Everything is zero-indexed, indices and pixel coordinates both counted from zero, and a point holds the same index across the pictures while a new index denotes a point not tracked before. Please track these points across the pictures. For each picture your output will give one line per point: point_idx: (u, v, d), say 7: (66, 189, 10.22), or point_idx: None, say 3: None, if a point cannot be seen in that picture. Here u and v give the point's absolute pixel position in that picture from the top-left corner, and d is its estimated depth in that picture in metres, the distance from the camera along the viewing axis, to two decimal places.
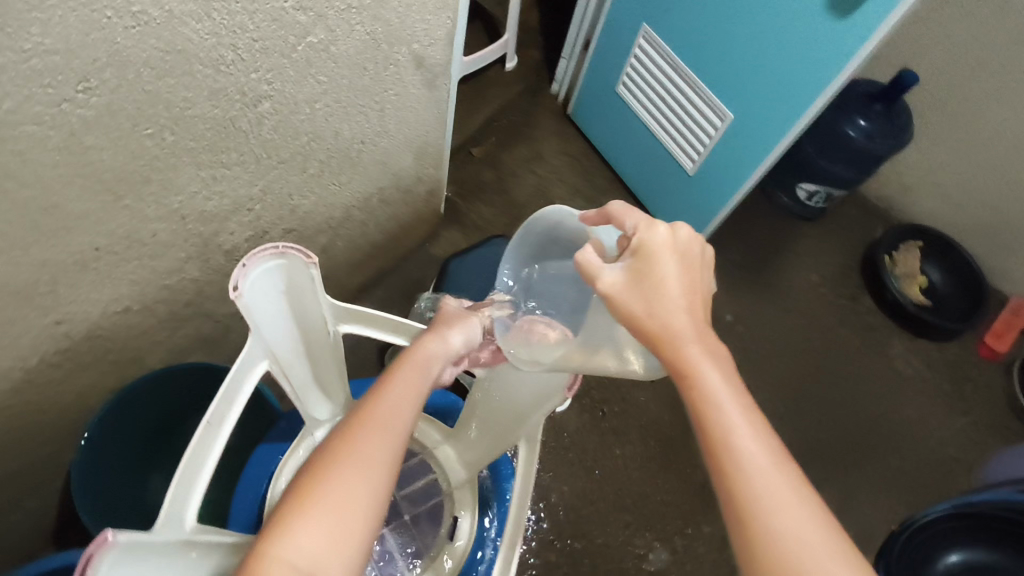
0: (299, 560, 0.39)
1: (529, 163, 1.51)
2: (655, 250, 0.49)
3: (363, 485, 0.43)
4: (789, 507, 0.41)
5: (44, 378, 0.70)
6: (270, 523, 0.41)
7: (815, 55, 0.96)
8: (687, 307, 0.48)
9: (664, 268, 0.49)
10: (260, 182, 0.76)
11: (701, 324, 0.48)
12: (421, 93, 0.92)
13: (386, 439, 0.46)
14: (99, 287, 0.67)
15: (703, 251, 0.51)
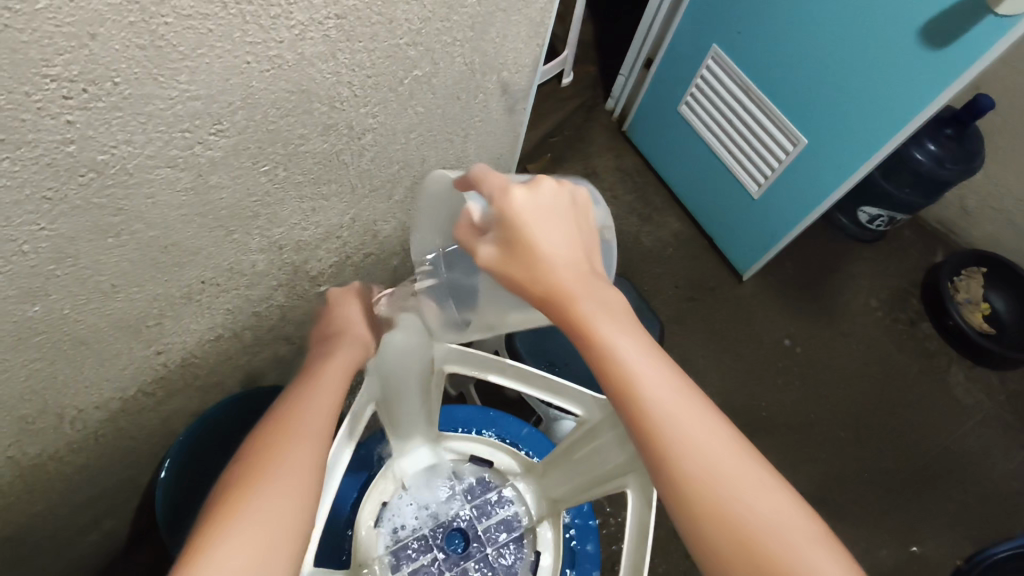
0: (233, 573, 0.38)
1: (584, 179, 1.50)
2: (522, 208, 0.46)
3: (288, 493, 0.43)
4: (711, 449, 0.42)
5: (138, 406, 0.71)
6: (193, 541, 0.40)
7: (902, 86, 0.94)
8: (570, 260, 0.46)
9: (533, 231, 0.46)
10: (351, 211, 0.76)
11: (586, 274, 0.47)
12: (503, 118, 0.91)
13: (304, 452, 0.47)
14: (199, 317, 0.67)
15: (578, 196, 0.50)
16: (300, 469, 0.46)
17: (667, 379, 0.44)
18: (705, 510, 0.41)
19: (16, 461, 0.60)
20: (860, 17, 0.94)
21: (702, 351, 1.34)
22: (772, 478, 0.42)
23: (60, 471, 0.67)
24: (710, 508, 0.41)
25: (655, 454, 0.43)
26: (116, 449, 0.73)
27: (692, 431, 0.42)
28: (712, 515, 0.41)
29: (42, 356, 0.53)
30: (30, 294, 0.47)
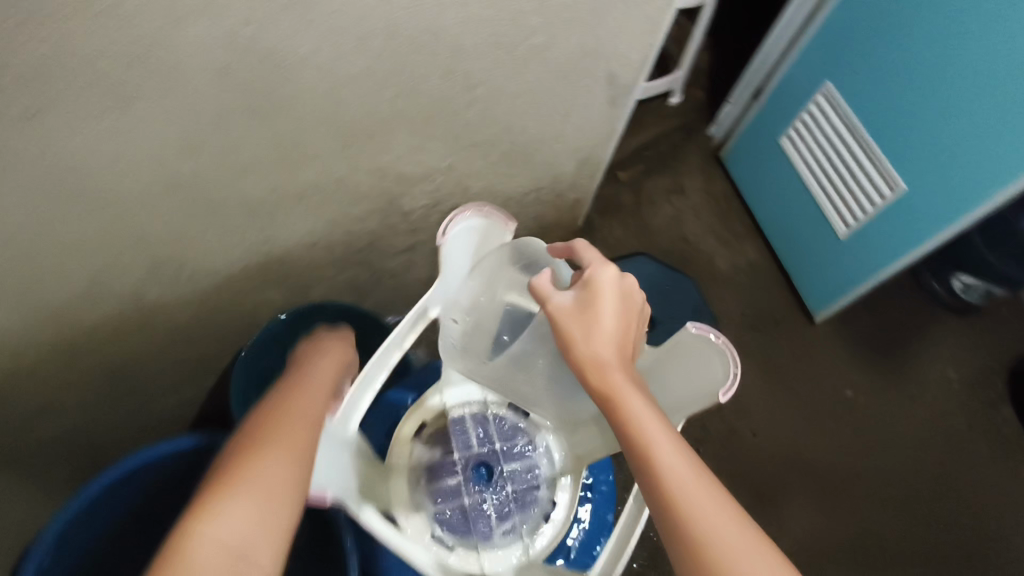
0: (226, 539, 0.42)
1: (671, 194, 1.53)
2: (600, 284, 0.57)
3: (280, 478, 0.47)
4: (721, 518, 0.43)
5: (238, 286, 0.82)
6: (196, 506, 0.43)
7: (1014, 143, 0.92)
8: (606, 345, 0.53)
9: (602, 304, 0.56)
10: (450, 158, 0.84)
11: (621, 362, 0.53)
12: (604, 108, 0.97)
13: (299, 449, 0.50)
14: (304, 218, 0.77)
15: (644, 299, 0.59)
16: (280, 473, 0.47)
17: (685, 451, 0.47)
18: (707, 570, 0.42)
19: (138, 301, 0.72)
20: (983, 69, 0.93)
21: (755, 381, 1.34)
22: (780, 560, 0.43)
23: (165, 324, 0.79)
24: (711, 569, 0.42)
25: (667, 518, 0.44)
26: (211, 321, 0.85)
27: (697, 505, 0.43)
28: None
29: (181, 210, 0.64)
30: (189, 150, 0.58)
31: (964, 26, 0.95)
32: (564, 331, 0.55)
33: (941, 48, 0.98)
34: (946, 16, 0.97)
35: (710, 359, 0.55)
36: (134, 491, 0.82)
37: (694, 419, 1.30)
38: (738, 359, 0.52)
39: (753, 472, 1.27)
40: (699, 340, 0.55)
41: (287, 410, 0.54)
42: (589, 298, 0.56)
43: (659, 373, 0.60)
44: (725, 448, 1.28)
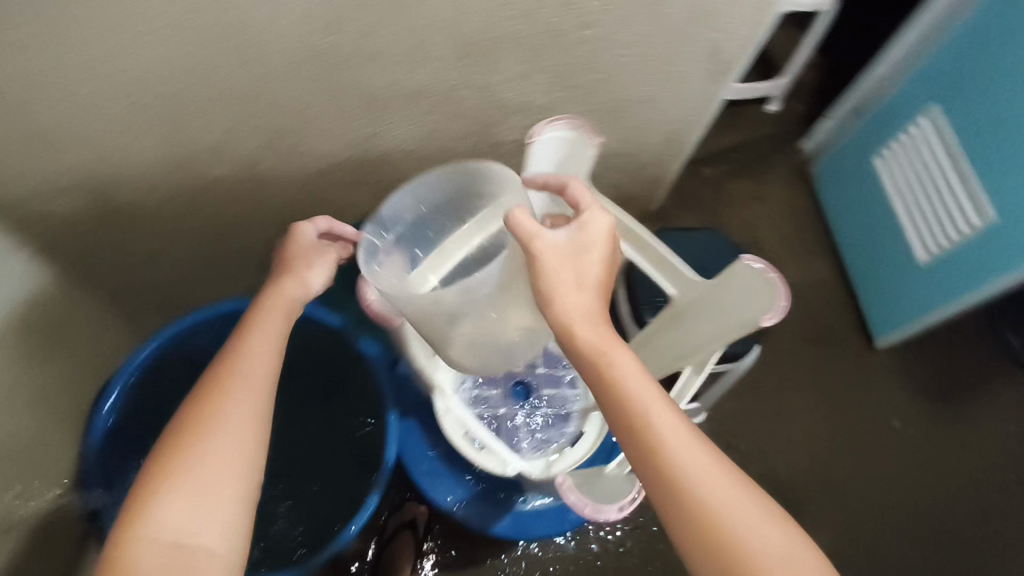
0: (166, 530, 0.47)
1: (750, 198, 1.53)
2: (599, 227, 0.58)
3: (231, 446, 0.52)
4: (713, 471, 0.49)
5: (336, 179, 0.89)
6: (136, 493, 0.49)
7: None
8: (587, 306, 0.55)
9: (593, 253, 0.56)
10: (548, 96, 0.89)
11: (601, 321, 0.55)
12: (702, 82, 1.00)
13: (244, 405, 0.55)
14: (407, 124, 0.83)
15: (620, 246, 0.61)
16: (238, 435, 0.53)
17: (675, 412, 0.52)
18: (709, 524, 0.47)
19: (253, 168, 0.80)
20: None
21: (802, 392, 1.33)
22: (760, 497, 0.49)
23: (269, 199, 0.87)
24: (713, 520, 0.47)
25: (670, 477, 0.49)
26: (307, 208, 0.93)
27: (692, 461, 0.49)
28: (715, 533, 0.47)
29: (310, 85, 0.71)
30: (331, 28, 0.65)
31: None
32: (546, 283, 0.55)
33: None
34: None
35: (760, 291, 0.58)
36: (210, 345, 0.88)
37: (730, 415, 1.30)
38: (787, 293, 0.55)
39: (780, 478, 1.26)
40: (754, 273, 0.58)
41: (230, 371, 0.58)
42: (579, 248, 0.57)
43: (709, 303, 0.64)
44: (759, 450, 1.28)
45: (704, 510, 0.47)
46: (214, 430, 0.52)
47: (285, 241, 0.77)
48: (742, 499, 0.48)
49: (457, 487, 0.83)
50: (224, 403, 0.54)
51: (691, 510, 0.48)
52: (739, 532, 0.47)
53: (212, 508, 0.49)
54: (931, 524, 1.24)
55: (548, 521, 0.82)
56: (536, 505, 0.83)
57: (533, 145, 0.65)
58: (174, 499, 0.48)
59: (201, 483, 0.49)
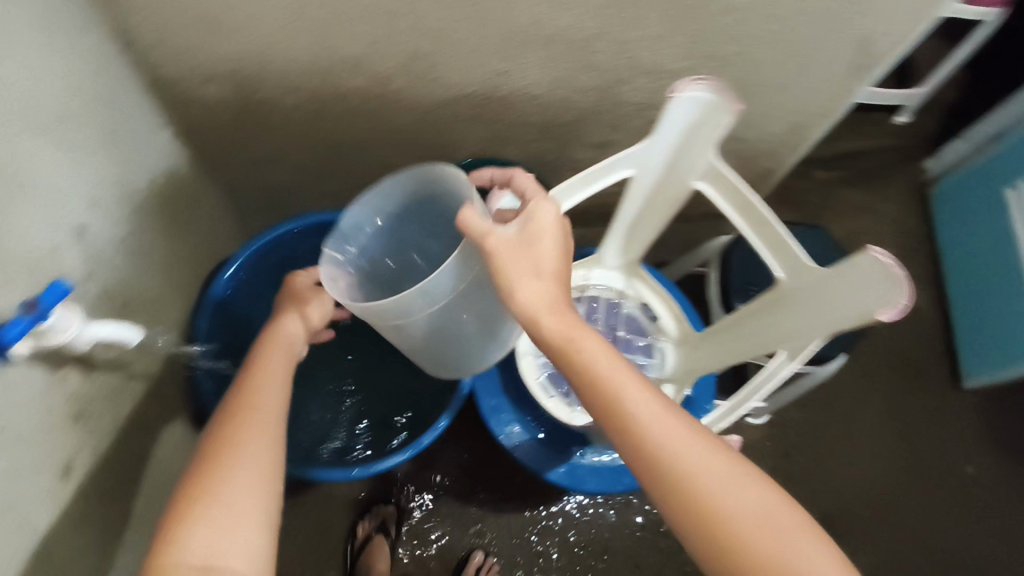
0: (195, 557, 0.45)
1: (858, 210, 1.46)
2: (549, 220, 0.55)
3: (246, 469, 0.50)
4: (708, 462, 0.47)
5: (457, 113, 0.90)
6: (165, 539, 0.47)
7: None
8: (548, 294, 0.54)
9: (547, 242, 0.55)
10: (682, 62, 0.87)
11: (565, 308, 0.54)
12: (844, 75, 0.95)
13: (256, 432, 0.53)
14: (538, 68, 0.83)
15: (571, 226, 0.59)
16: (257, 454, 0.51)
17: (658, 405, 0.50)
18: (716, 521, 0.46)
19: (384, 88, 0.82)
20: None
21: (874, 418, 1.28)
22: (759, 478, 0.48)
23: (390, 121, 0.89)
24: (717, 515, 0.46)
25: (663, 476, 0.48)
26: (423, 137, 0.95)
27: (688, 456, 0.48)
28: (722, 526, 0.45)
29: (459, 12, 0.72)
30: None
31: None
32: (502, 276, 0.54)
33: None
34: None
35: (879, 286, 0.55)
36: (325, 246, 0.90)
37: (795, 426, 1.26)
38: (911, 294, 0.52)
39: (835, 499, 1.22)
40: (876, 265, 0.55)
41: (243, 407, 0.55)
42: (529, 239, 0.55)
43: (819, 293, 0.62)
44: (817, 467, 1.24)
45: (705, 504, 0.46)
46: (230, 459, 0.50)
47: (284, 289, 0.72)
48: (740, 482, 0.47)
49: (523, 428, 0.86)
50: (240, 437, 0.52)
51: (697, 511, 0.46)
52: (744, 520, 0.45)
53: (238, 527, 0.47)
54: None
55: (602, 479, 0.83)
56: (594, 461, 0.84)
57: (669, 104, 0.64)
58: (197, 530, 0.46)
59: (222, 513, 0.47)
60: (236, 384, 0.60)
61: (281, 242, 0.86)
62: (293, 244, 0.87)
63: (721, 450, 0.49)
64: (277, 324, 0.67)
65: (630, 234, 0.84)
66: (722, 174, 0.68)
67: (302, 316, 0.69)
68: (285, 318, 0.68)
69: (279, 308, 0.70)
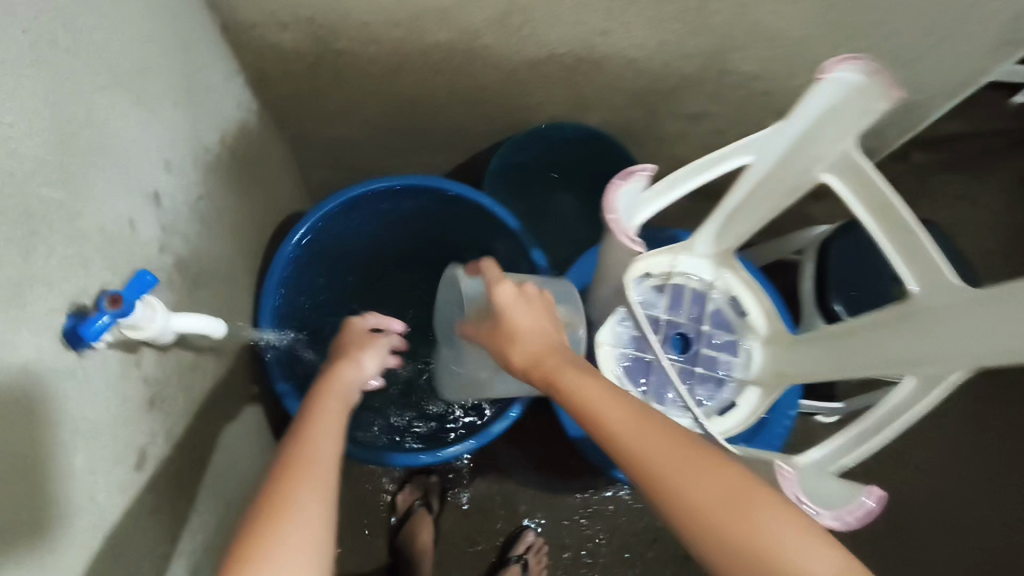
0: None
1: (956, 200, 1.34)
2: (499, 296, 0.60)
3: (294, 529, 0.43)
4: (679, 468, 0.44)
5: (545, 74, 0.82)
6: None
7: None
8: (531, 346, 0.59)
9: (504, 312, 0.60)
10: (807, 29, 0.76)
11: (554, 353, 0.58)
12: (988, 52, 0.83)
13: (306, 488, 0.46)
14: (644, 28, 0.74)
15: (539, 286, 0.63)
16: (308, 520, 0.44)
17: (627, 414, 0.49)
18: (706, 530, 0.42)
19: (471, 42, 0.74)
20: None
21: None
22: (753, 483, 0.43)
23: (471, 79, 0.82)
24: (697, 522, 0.42)
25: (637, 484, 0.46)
26: (503, 98, 0.87)
27: (653, 460, 0.45)
28: (711, 536, 0.41)
29: None
30: None
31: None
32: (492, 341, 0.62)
33: None
34: None
35: None
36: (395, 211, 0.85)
37: None
38: None
39: None
40: None
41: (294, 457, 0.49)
42: (511, 302, 0.60)
43: (970, 314, 0.53)
44: None
45: (684, 515, 0.43)
46: (280, 532, 0.42)
47: (340, 332, 0.68)
48: (720, 484, 0.43)
49: None
50: (293, 500, 0.44)
51: (679, 520, 0.43)
52: (725, 526, 0.41)
53: None
54: None
55: None
56: None
57: (814, 85, 0.56)
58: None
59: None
60: (288, 436, 0.53)
61: (352, 206, 0.81)
62: (362, 208, 0.82)
63: (703, 456, 0.45)
64: (332, 370, 0.60)
65: (730, 222, 0.76)
66: (858, 167, 0.59)
67: (359, 366, 0.62)
68: (340, 365, 0.61)
69: (334, 355, 0.64)
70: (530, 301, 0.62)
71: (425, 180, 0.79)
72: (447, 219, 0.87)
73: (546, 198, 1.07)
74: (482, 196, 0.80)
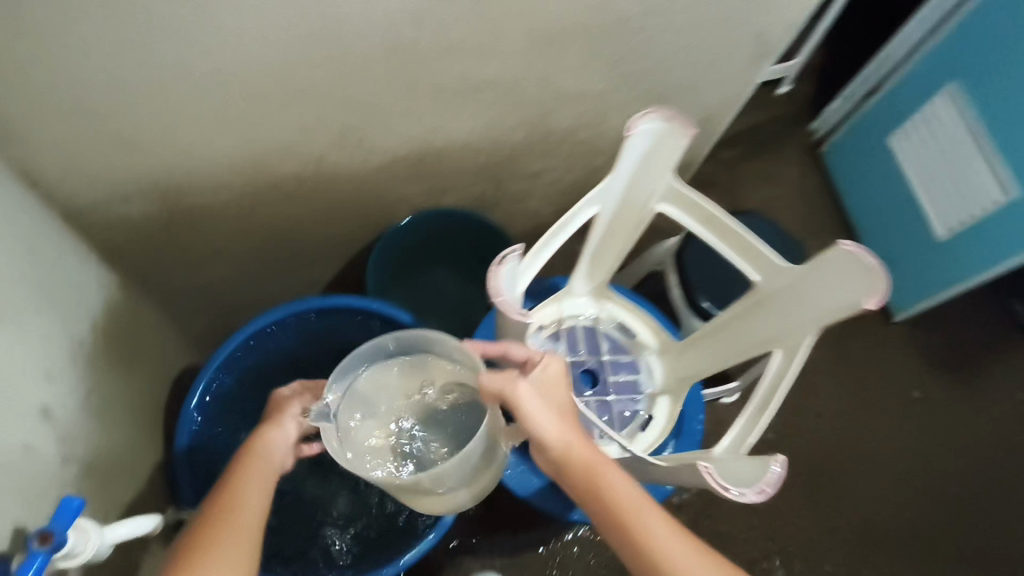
0: None
1: (764, 182, 1.57)
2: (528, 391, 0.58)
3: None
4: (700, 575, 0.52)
5: (393, 173, 0.88)
6: None
7: None
8: (577, 436, 0.58)
9: (535, 413, 0.57)
10: (603, 85, 0.90)
11: (596, 450, 0.57)
12: (743, 66, 1.01)
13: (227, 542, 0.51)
14: (471, 114, 0.83)
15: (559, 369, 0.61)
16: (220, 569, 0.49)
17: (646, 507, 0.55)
18: None
19: (319, 161, 0.78)
20: None
21: (829, 369, 1.39)
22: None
23: (328, 196, 0.86)
24: None
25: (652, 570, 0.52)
26: (362, 204, 0.92)
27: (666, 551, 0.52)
28: None
29: (388, 76, 0.70)
30: (417, 17, 0.64)
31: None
32: (533, 423, 0.57)
33: None
34: None
35: (857, 276, 0.59)
36: (287, 343, 0.89)
37: None
38: (888, 279, 0.56)
39: (809, 453, 1.32)
40: (850, 258, 0.59)
41: (213, 518, 0.53)
42: (546, 389, 0.59)
43: (799, 289, 0.65)
44: (792, 427, 1.34)
45: None
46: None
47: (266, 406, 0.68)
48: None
49: (534, 473, 0.85)
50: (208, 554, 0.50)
51: None
52: None
53: None
54: (951, 489, 1.32)
55: None
56: None
57: (633, 131, 0.64)
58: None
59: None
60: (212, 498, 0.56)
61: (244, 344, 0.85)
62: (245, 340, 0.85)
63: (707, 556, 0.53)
64: (258, 432, 0.63)
65: (590, 263, 0.85)
66: (683, 189, 0.70)
67: (282, 429, 0.64)
68: (266, 426, 0.63)
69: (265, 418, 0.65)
70: (562, 394, 0.60)
71: (302, 304, 0.85)
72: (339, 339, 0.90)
73: (427, 282, 1.11)
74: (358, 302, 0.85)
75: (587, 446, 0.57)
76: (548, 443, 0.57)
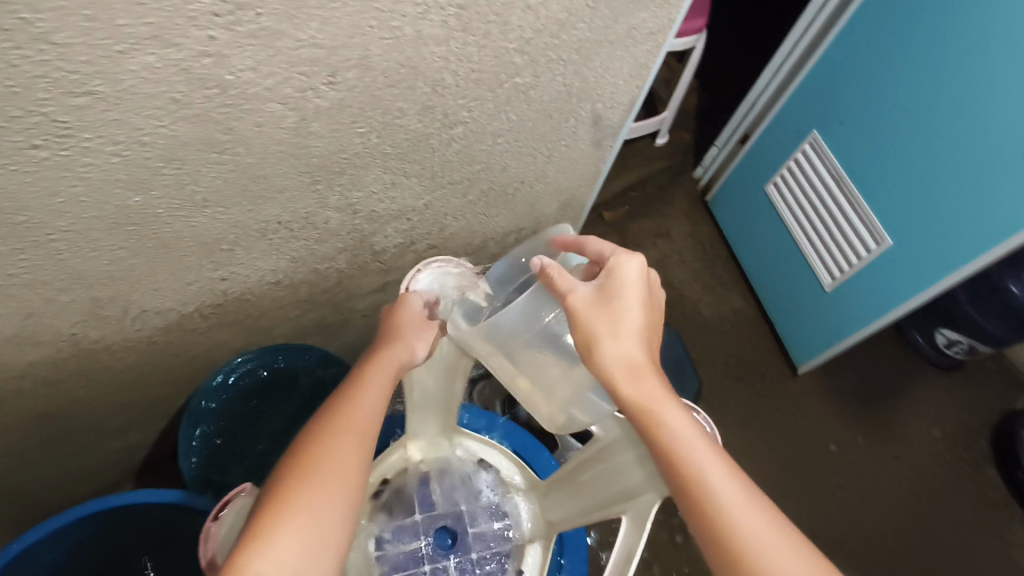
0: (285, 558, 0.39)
1: (654, 238, 1.51)
2: (577, 303, 0.52)
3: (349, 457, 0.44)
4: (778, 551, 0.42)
5: (191, 326, 0.75)
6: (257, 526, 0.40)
7: (999, 217, 0.92)
8: (630, 348, 0.50)
9: (588, 325, 0.51)
10: (426, 197, 0.80)
11: (647, 366, 0.50)
12: (587, 149, 0.93)
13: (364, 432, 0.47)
14: (267, 256, 0.71)
15: (635, 271, 0.53)
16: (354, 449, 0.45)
17: (714, 459, 0.45)
18: None
19: (77, 339, 0.65)
20: (993, 139, 0.91)
21: (739, 436, 1.32)
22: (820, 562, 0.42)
23: (110, 366, 0.72)
24: None
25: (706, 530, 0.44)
26: (161, 365, 0.78)
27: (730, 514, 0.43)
28: None
29: (127, 246, 0.58)
30: (136, 184, 0.52)
31: (983, 69, 0.90)
32: (588, 330, 0.51)
33: (941, 109, 0.97)
34: (941, 68, 0.96)
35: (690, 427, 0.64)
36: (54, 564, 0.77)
37: None
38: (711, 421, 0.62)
39: None
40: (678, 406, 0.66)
41: (331, 419, 0.47)
42: (605, 297, 0.52)
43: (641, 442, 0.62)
44: None
45: None
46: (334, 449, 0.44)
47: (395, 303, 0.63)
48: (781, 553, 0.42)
49: None
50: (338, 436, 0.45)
51: None
52: None
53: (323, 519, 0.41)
54: (881, 544, 1.26)
55: None
56: None
57: None
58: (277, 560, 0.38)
59: (315, 526, 0.40)
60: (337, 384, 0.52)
61: None
62: None
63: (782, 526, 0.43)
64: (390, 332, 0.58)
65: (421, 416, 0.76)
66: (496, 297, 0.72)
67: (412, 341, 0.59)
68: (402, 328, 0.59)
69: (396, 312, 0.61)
70: (622, 303, 0.52)
71: (56, 521, 0.73)
72: (119, 534, 0.81)
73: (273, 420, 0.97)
74: (135, 495, 0.75)
75: (646, 369, 0.50)
76: (589, 355, 0.50)
